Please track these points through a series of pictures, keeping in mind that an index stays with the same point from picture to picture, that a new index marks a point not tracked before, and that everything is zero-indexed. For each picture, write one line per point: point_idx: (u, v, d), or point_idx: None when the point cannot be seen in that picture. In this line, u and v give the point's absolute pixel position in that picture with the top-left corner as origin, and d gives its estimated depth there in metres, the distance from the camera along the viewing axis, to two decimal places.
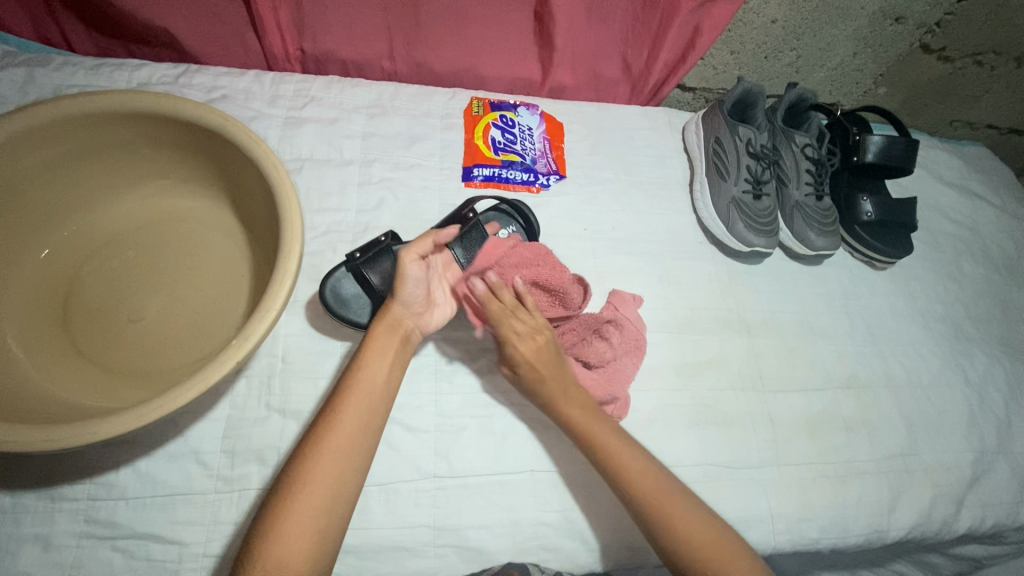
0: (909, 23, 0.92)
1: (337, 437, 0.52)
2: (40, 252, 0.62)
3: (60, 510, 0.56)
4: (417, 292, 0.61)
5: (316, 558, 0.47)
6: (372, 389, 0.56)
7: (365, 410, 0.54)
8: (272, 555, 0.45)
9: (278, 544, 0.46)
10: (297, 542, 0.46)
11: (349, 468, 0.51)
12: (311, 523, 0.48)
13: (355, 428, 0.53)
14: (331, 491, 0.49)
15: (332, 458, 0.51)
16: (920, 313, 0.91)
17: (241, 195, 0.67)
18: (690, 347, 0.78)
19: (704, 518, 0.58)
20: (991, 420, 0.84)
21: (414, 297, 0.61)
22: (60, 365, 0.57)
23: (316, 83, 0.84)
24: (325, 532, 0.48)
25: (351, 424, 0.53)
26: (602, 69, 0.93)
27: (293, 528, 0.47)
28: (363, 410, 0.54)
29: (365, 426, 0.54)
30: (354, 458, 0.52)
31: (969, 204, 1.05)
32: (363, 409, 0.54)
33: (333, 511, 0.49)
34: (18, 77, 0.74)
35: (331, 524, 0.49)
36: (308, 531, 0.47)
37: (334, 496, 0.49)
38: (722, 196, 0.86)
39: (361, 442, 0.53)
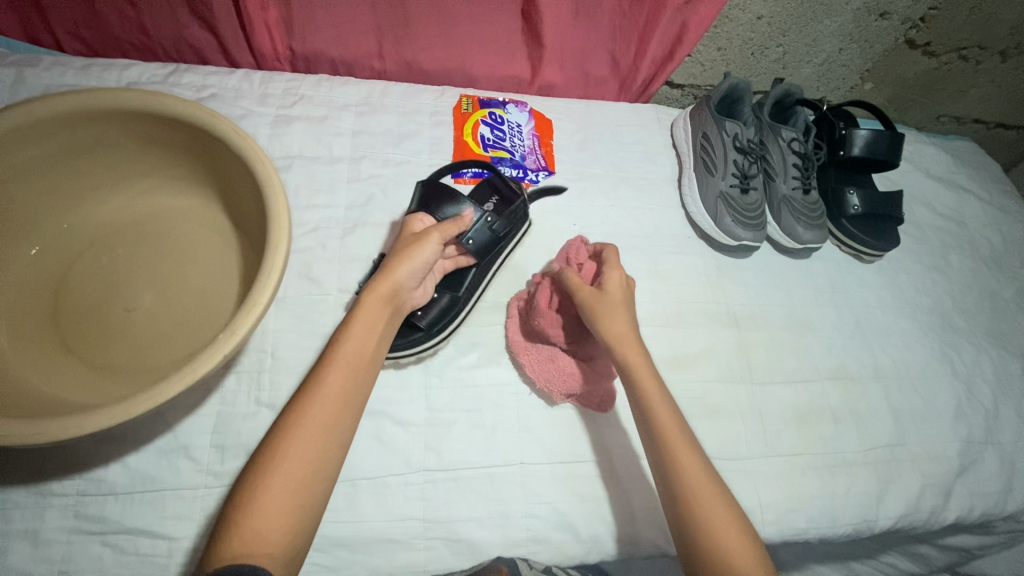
0: (894, 19, 0.93)
1: (321, 410, 0.52)
2: (29, 249, 0.62)
3: (49, 506, 0.56)
4: (422, 268, 0.61)
5: (294, 531, 0.47)
6: (355, 362, 0.56)
7: (349, 378, 0.55)
8: (250, 530, 0.46)
9: (257, 518, 0.46)
10: (276, 517, 0.47)
11: (331, 441, 0.52)
12: (291, 498, 0.48)
13: (336, 400, 0.53)
14: (311, 465, 0.50)
15: (311, 433, 0.51)
16: (908, 305, 0.92)
17: (230, 192, 0.68)
18: (679, 340, 0.79)
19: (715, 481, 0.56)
20: (979, 411, 0.85)
21: (417, 270, 0.61)
22: (47, 361, 0.57)
23: (305, 82, 0.85)
24: (305, 506, 0.49)
25: (332, 396, 0.53)
26: (590, 66, 0.94)
27: (272, 505, 0.47)
28: (345, 381, 0.54)
29: (347, 396, 0.54)
30: (334, 431, 0.52)
31: (956, 198, 1.06)
32: (344, 380, 0.54)
33: (311, 485, 0.50)
34: (7, 77, 0.75)
35: (311, 498, 0.49)
36: (287, 506, 0.48)
37: (314, 468, 0.50)
38: (710, 190, 0.87)
39: (342, 415, 0.53)
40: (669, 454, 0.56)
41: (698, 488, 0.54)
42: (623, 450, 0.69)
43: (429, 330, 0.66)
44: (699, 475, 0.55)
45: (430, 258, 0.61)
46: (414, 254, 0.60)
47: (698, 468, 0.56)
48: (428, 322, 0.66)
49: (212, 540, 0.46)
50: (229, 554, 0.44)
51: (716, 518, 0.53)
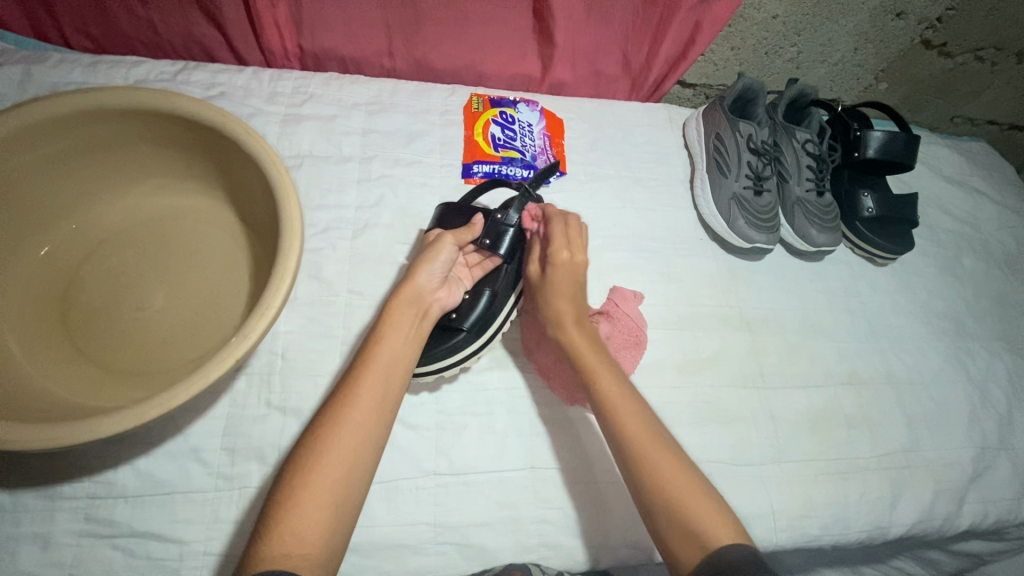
0: (910, 19, 0.92)
1: (358, 409, 0.52)
2: (38, 250, 0.61)
3: (59, 509, 0.56)
4: (442, 267, 0.62)
5: (331, 531, 0.47)
6: (391, 363, 0.55)
7: (386, 380, 0.54)
8: (285, 530, 0.45)
9: (296, 516, 0.46)
10: (314, 516, 0.46)
11: (368, 442, 0.51)
12: (327, 498, 0.48)
13: (373, 402, 0.53)
14: (347, 462, 0.49)
15: (349, 433, 0.51)
16: (922, 310, 0.91)
17: (241, 193, 0.67)
18: (691, 343, 0.78)
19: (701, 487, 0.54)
20: (993, 416, 0.84)
21: (437, 270, 0.61)
22: (57, 364, 0.57)
23: (315, 80, 0.84)
24: (342, 507, 0.48)
25: (369, 397, 0.53)
26: (602, 65, 0.93)
27: (307, 504, 0.47)
28: (380, 379, 0.54)
29: (384, 397, 0.54)
30: (372, 432, 0.52)
31: (970, 200, 1.05)
32: (379, 378, 0.54)
33: (350, 485, 0.49)
34: (15, 74, 0.74)
35: (348, 498, 0.49)
36: (326, 507, 0.47)
37: (353, 469, 0.50)
38: (722, 192, 0.86)
39: (379, 415, 0.53)
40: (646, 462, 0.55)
41: (680, 486, 0.53)
42: None
43: (471, 329, 0.64)
44: (682, 480, 0.54)
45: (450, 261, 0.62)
46: (428, 256, 0.61)
47: (680, 471, 0.54)
48: (469, 322, 0.64)
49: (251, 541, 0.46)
50: (268, 554, 0.44)
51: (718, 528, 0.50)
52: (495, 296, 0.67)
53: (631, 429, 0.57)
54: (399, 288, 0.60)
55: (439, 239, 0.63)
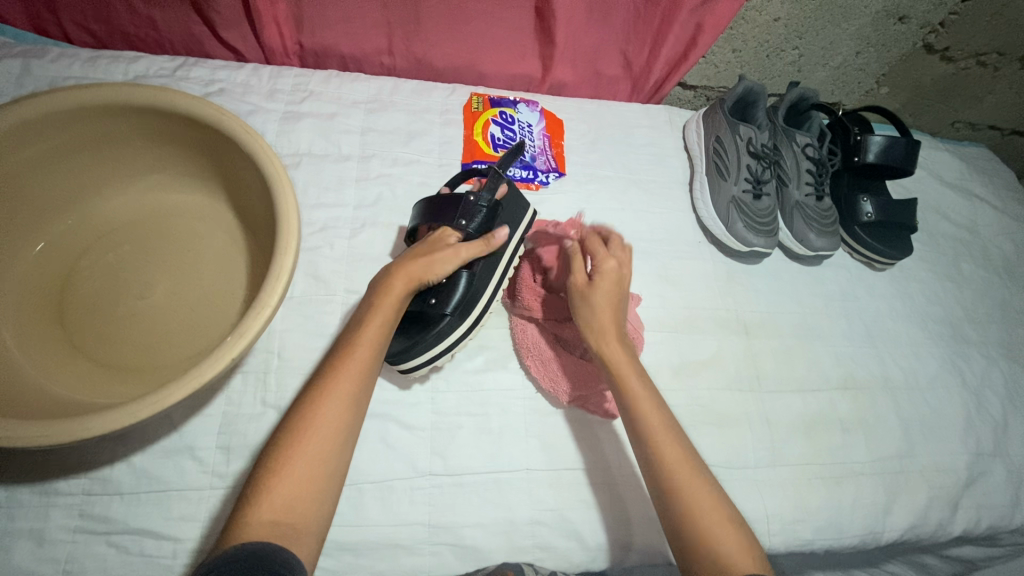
0: (913, 23, 0.91)
1: (347, 377, 0.52)
2: (34, 246, 0.61)
3: (54, 505, 0.56)
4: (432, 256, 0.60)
5: (320, 498, 0.47)
6: (377, 333, 0.55)
7: (373, 349, 0.55)
8: (275, 497, 0.45)
9: (285, 483, 0.46)
10: (302, 483, 0.47)
11: (353, 410, 0.52)
12: (316, 465, 0.48)
13: (359, 371, 0.53)
14: (337, 429, 0.50)
15: (339, 399, 0.51)
16: (919, 315, 0.91)
17: (238, 190, 0.67)
18: (688, 346, 0.78)
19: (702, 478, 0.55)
20: (988, 422, 0.84)
21: (429, 258, 0.59)
22: (53, 361, 0.57)
23: (314, 78, 0.84)
24: (330, 476, 0.49)
25: (355, 365, 0.53)
26: (602, 66, 0.92)
27: (297, 471, 0.47)
28: (369, 348, 0.54)
29: (370, 365, 0.54)
30: (357, 401, 0.52)
31: (970, 206, 1.04)
32: (370, 347, 0.55)
33: (336, 453, 0.49)
34: (14, 69, 0.74)
35: (334, 466, 0.49)
36: (312, 474, 0.47)
37: (341, 438, 0.50)
38: (722, 195, 0.86)
39: (366, 382, 0.53)
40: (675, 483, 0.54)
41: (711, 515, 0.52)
42: (628, 456, 0.68)
43: (454, 313, 0.63)
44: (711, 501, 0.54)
45: (455, 261, 0.60)
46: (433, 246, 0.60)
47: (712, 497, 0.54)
48: (451, 306, 0.62)
49: (237, 505, 0.46)
50: (257, 519, 0.44)
51: (713, 513, 0.53)
52: (475, 276, 0.65)
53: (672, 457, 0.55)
54: (404, 266, 0.59)
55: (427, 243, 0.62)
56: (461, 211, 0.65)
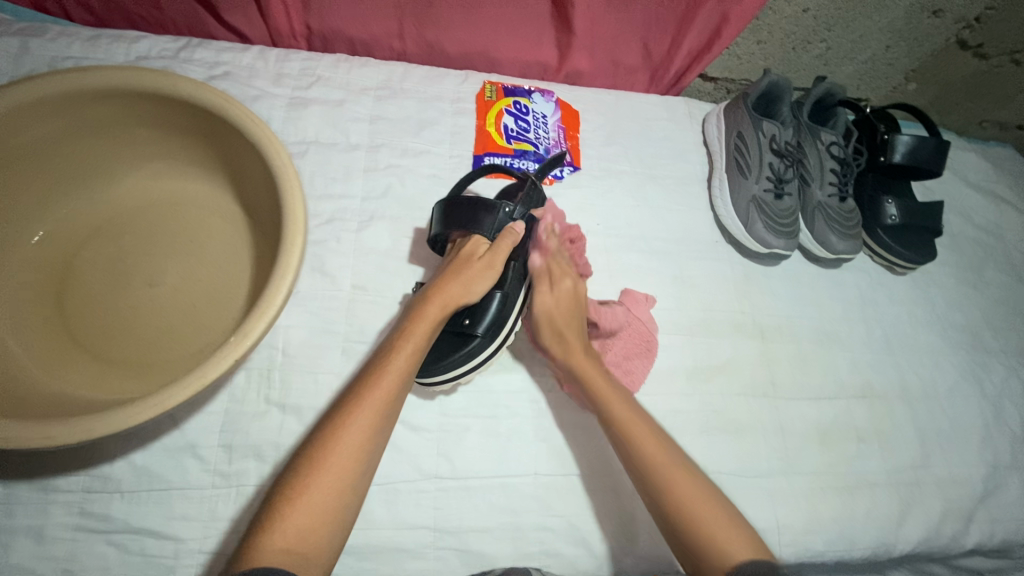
0: (947, 17, 0.87)
1: (372, 405, 0.51)
2: (32, 236, 0.59)
3: (53, 502, 0.55)
4: (470, 276, 0.60)
5: (334, 526, 0.46)
6: (406, 361, 0.54)
7: (401, 377, 0.53)
8: (289, 524, 0.45)
9: (300, 510, 0.45)
10: (320, 511, 0.46)
11: (375, 439, 0.51)
12: (332, 493, 0.47)
13: (385, 400, 0.52)
14: (357, 456, 0.49)
15: (362, 426, 0.50)
16: (939, 321, 0.89)
17: (243, 180, 0.65)
18: (702, 351, 0.76)
19: (689, 470, 0.55)
20: (1006, 434, 0.82)
21: (468, 280, 0.60)
22: (51, 356, 0.55)
23: (322, 62, 0.81)
24: (344, 504, 0.48)
25: (381, 393, 0.52)
26: (621, 55, 0.89)
27: (314, 500, 0.46)
28: (398, 374, 0.53)
29: (396, 394, 0.53)
30: (379, 429, 0.51)
31: (995, 209, 1.01)
32: (398, 374, 0.53)
33: (354, 484, 0.48)
34: (12, 47, 0.71)
35: (350, 495, 0.48)
36: (327, 504, 0.46)
37: (360, 464, 0.49)
38: (741, 194, 0.83)
39: (389, 407, 0.52)
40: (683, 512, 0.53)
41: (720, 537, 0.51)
42: None
43: (486, 334, 0.62)
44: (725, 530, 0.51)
45: (490, 280, 0.61)
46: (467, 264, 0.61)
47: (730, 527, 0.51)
48: (483, 327, 0.62)
49: (253, 528, 0.45)
50: (270, 546, 0.43)
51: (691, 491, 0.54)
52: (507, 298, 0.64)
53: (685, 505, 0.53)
54: (442, 288, 0.59)
55: (470, 259, 0.62)
56: (490, 221, 0.64)
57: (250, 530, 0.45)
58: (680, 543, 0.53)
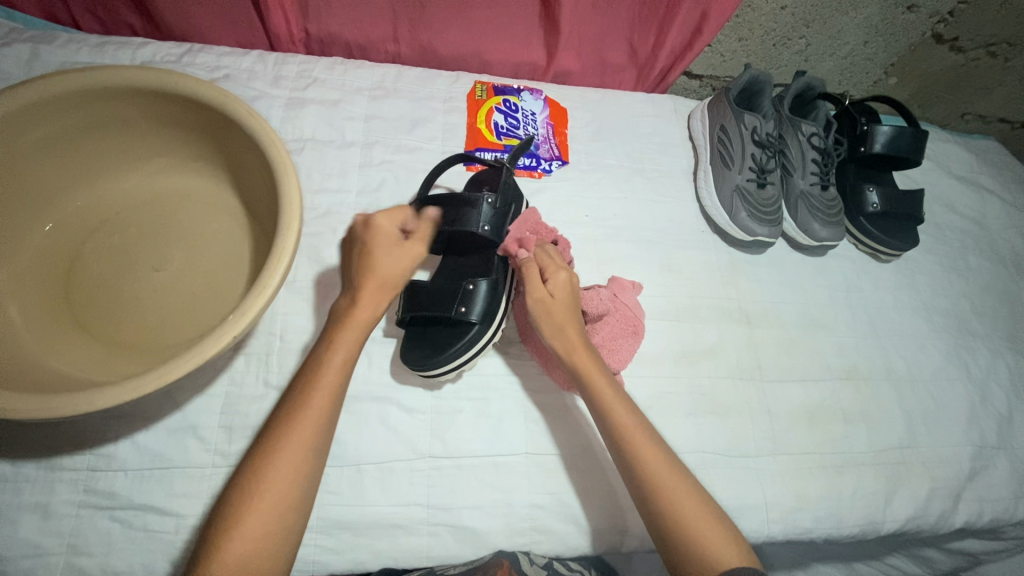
0: (922, 12, 0.90)
1: (302, 429, 0.50)
2: (43, 226, 0.62)
3: (59, 480, 0.57)
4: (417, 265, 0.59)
5: (277, 552, 0.47)
6: (335, 379, 0.53)
7: (329, 398, 0.52)
8: (229, 553, 0.45)
9: (237, 540, 0.45)
10: (258, 539, 0.46)
11: (310, 464, 0.50)
12: (269, 519, 0.47)
13: (315, 421, 0.50)
14: (293, 482, 0.48)
15: (293, 451, 0.49)
16: (924, 307, 0.90)
17: (241, 173, 0.67)
18: (689, 335, 0.78)
19: (674, 465, 0.56)
20: (992, 415, 0.84)
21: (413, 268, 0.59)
22: (59, 339, 0.57)
23: (319, 64, 0.84)
24: (286, 528, 0.48)
25: (311, 419, 0.50)
26: (607, 55, 0.92)
27: (251, 528, 0.46)
28: (326, 393, 0.52)
29: (327, 413, 0.51)
30: (315, 454, 0.50)
31: (978, 198, 1.03)
32: (327, 394, 0.52)
33: (293, 509, 0.48)
34: (23, 53, 0.75)
35: (291, 522, 0.48)
36: (279, 507, 0.47)
37: (296, 491, 0.48)
38: (725, 184, 0.85)
39: (323, 429, 0.51)
40: (668, 502, 0.53)
41: (701, 530, 0.52)
42: None
43: (482, 321, 0.65)
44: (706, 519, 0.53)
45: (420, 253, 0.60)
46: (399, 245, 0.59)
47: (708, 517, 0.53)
48: (478, 314, 0.65)
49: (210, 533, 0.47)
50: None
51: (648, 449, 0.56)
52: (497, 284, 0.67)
53: (675, 496, 0.54)
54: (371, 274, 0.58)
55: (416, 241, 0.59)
56: (477, 216, 0.66)
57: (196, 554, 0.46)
58: (650, 515, 0.54)
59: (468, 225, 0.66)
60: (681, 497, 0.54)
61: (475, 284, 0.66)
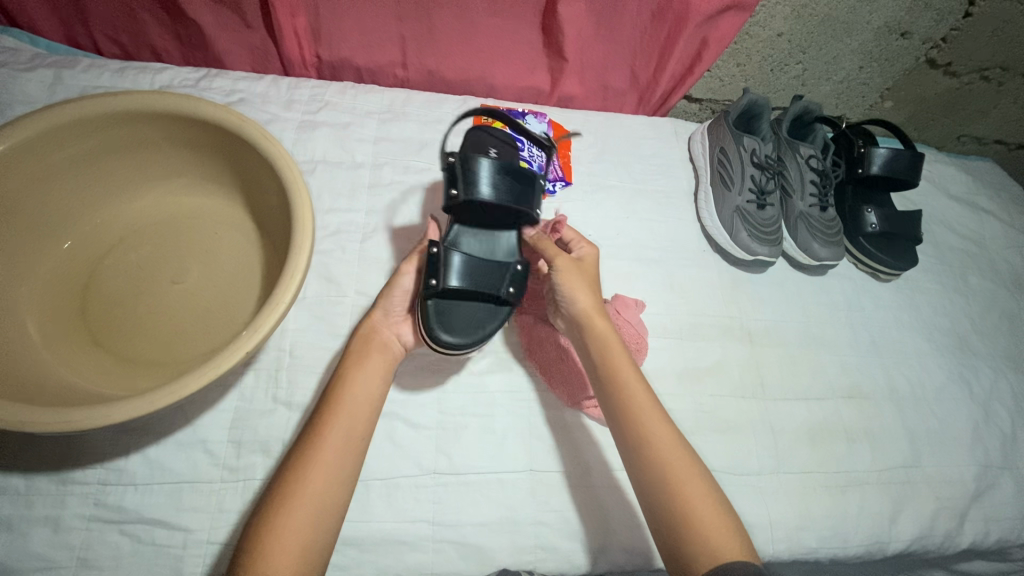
0: (915, 38, 0.93)
1: (324, 456, 0.52)
2: (61, 244, 0.64)
3: (70, 493, 0.58)
4: (398, 305, 0.65)
5: (305, 573, 0.47)
6: (357, 407, 0.56)
7: (349, 426, 0.54)
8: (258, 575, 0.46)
9: (267, 562, 0.46)
10: (285, 561, 0.47)
11: (336, 488, 0.51)
12: (296, 542, 0.48)
13: (337, 447, 0.53)
14: (318, 506, 0.50)
15: (318, 476, 0.51)
16: (925, 325, 0.91)
17: (255, 192, 0.69)
18: (691, 353, 0.79)
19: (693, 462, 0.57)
20: (996, 434, 0.84)
21: (393, 312, 0.65)
22: (74, 354, 0.59)
23: (331, 89, 0.87)
24: (311, 550, 0.48)
25: (332, 447, 0.53)
26: (609, 80, 0.95)
27: (278, 550, 0.47)
28: (346, 422, 0.55)
29: (350, 439, 0.54)
30: (339, 479, 0.52)
31: (977, 219, 1.05)
32: (347, 421, 0.55)
33: (318, 531, 0.49)
34: (47, 78, 0.78)
35: (316, 545, 0.49)
36: (303, 529, 0.48)
37: (322, 514, 0.50)
38: (725, 205, 0.87)
39: (345, 455, 0.53)
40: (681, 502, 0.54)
41: (714, 531, 0.53)
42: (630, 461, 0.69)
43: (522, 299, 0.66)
44: (718, 521, 0.53)
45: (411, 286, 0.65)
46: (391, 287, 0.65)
47: (720, 517, 0.54)
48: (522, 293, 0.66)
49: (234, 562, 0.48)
50: None
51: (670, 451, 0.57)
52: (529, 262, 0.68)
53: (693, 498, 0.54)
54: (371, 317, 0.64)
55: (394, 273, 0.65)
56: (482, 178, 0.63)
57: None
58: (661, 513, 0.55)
59: (470, 195, 0.63)
60: (696, 500, 0.54)
61: (520, 265, 0.66)
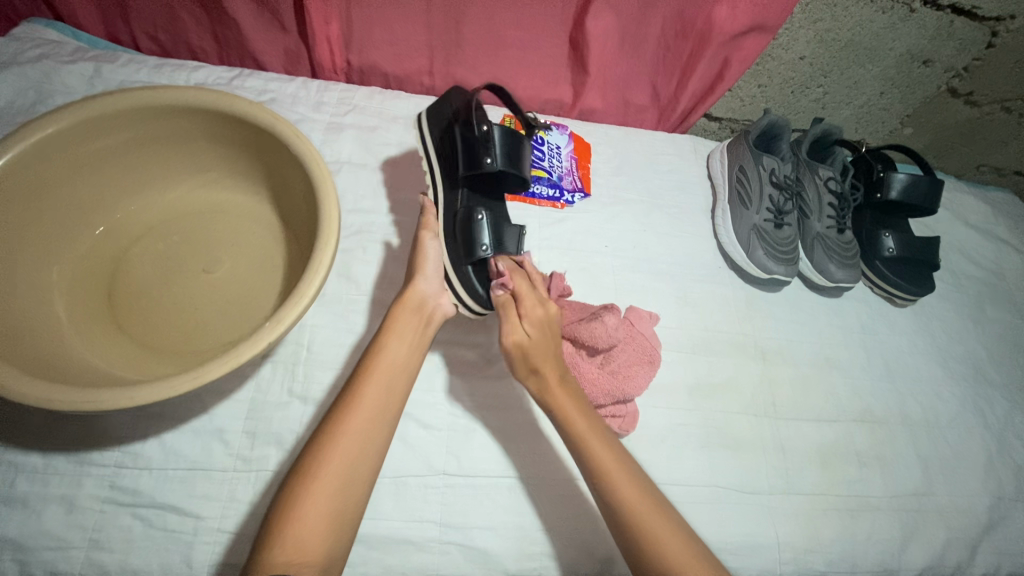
0: (937, 67, 0.94)
1: (359, 418, 0.52)
2: (95, 229, 0.66)
3: (87, 475, 0.58)
4: (433, 270, 0.66)
5: (335, 536, 0.47)
6: (389, 372, 0.56)
7: (383, 390, 0.55)
8: (288, 536, 0.46)
9: (297, 523, 0.46)
10: (318, 523, 0.47)
11: (369, 449, 0.51)
12: (329, 503, 0.48)
13: (372, 409, 0.53)
14: (351, 466, 0.50)
15: (352, 437, 0.51)
16: (940, 353, 0.90)
17: (283, 189, 0.71)
18: (704, 368, 0.79)
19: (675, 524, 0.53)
20: (1011, 467, 0.83)
21: (433, 278, 0.66)
22: (99, 337, 0.60)
23: (359, 93, 0.89)
24: (343, 514, 0.48)
25: (367, 409, 0.53)
26: (630, 96, 0.96)
27: (311, 510, 0.47)
28: (381, 387, 0.55)
29: (383, 403, 0.54)
30: (372, 441, 0.52)
31: (995, 249, 1.04)
32: (382, 385, 0.55)
33: (351, 493, 0.49)
34: (87, 71, 0.81)
35: (348, 507, 0.49)
36: (336, 491, 0.48)
37: (355, 475, 0.50)
38: (743, 223, 0.88)
39: (381, 418, 0.53)
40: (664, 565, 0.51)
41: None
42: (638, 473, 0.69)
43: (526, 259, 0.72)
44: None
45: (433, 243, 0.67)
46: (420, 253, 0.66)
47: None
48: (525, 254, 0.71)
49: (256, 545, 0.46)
50: (271, 559, 0.44)
51: (617, 454, 0.56)
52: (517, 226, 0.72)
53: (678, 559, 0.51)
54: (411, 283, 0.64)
55: (419, 240, 0.67)
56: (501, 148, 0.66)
57: (257, 538, 0.47)
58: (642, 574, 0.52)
59: (507, 167, 0.67)
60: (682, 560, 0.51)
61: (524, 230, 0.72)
